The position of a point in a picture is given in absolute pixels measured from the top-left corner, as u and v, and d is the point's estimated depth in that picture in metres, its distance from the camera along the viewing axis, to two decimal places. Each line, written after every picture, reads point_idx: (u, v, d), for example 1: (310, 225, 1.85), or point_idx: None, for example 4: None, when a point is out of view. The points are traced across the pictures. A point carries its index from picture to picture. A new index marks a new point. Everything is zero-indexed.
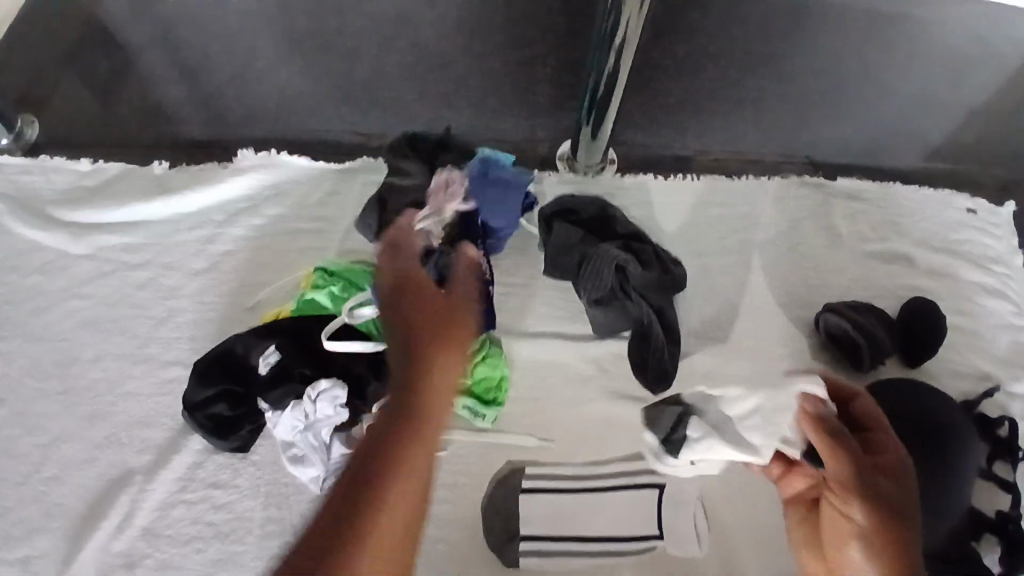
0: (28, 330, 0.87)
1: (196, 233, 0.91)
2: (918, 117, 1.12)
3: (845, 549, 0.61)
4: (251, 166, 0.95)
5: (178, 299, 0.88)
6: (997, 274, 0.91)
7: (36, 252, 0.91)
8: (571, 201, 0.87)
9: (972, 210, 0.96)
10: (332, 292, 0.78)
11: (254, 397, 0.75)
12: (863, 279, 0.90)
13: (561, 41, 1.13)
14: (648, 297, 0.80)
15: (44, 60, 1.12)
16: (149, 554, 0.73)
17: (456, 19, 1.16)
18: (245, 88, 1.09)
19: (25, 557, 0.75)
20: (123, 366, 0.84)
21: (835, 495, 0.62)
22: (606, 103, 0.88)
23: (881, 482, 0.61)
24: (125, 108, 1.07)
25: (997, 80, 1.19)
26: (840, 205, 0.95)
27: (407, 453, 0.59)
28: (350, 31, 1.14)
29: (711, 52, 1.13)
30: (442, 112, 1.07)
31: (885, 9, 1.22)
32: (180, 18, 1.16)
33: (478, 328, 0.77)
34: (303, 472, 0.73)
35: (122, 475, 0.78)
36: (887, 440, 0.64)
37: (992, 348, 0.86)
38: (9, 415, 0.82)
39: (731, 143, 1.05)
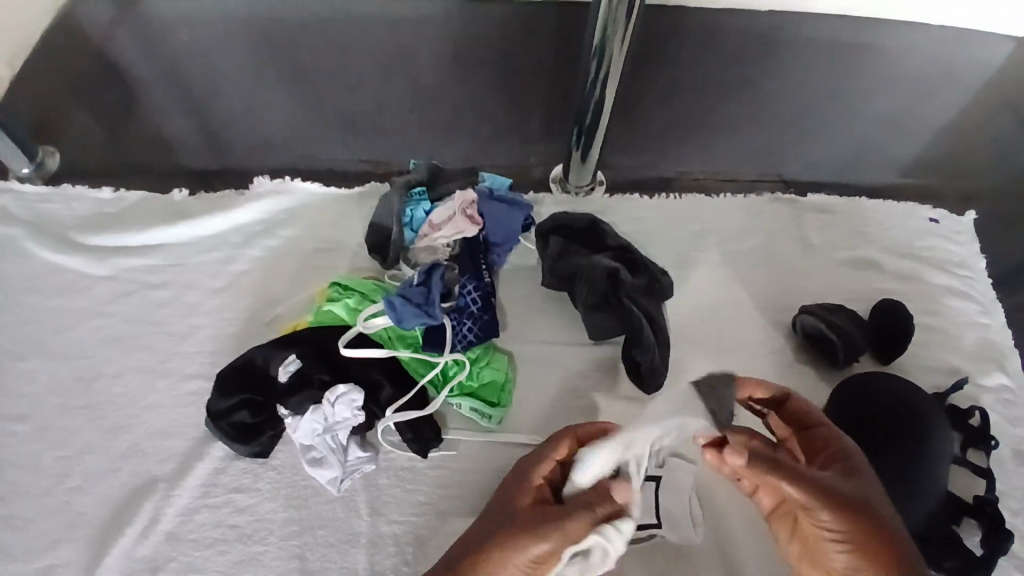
0: (52, 348, 0.91)
1: (214, 255, 0.97)
2: (881, 136, 1.22)
3: (832, 552, 0.62)
4: (267, 192, 1.02)
5: (198, 316, 0.93)
6: (961, 277, 0.99)
7: (59, 275, 0.96)
8: (565, 217, 0.94)
9: (935, 219, 1.04)
10: (348, 304, 0.85)
11: (274, 404, 0.81)
12: (836, 284, 0.98)
13: (552, 75, 1.23)
14: (639, 303, 0.87)
15: (60, 98, 1.19)
16: (173, 558, 0.77)
17: (454, 55, 1.25)
18: (257, 121, 1.17)
19: (49, 565, 0.78)
20: (146, 380, 0.88)
21: (803, 514, 0.62)
22: (595, 128, 0.97)
23: (827, 484, 0.62)
24: (140, 141, 1.14)
25: (954, 102, 1.29)
26: (813, 218, 1.04)
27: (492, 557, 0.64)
28: (356, 68, 1.23)
29: (689, 82, 1.23)
30: (443, 140, 1.15)
31: (848, 40, 1.34)
32: (192, 56, 1.25)
33: (483, 333, 0.86)
34: (321, 474, 0.79)
35: (145, 483, 0.82)
36: (824, 436, 0.68)
37: (960, 344, 0.93)
38: (33, 430, 0.86)
39: (710, 164, 1.14)
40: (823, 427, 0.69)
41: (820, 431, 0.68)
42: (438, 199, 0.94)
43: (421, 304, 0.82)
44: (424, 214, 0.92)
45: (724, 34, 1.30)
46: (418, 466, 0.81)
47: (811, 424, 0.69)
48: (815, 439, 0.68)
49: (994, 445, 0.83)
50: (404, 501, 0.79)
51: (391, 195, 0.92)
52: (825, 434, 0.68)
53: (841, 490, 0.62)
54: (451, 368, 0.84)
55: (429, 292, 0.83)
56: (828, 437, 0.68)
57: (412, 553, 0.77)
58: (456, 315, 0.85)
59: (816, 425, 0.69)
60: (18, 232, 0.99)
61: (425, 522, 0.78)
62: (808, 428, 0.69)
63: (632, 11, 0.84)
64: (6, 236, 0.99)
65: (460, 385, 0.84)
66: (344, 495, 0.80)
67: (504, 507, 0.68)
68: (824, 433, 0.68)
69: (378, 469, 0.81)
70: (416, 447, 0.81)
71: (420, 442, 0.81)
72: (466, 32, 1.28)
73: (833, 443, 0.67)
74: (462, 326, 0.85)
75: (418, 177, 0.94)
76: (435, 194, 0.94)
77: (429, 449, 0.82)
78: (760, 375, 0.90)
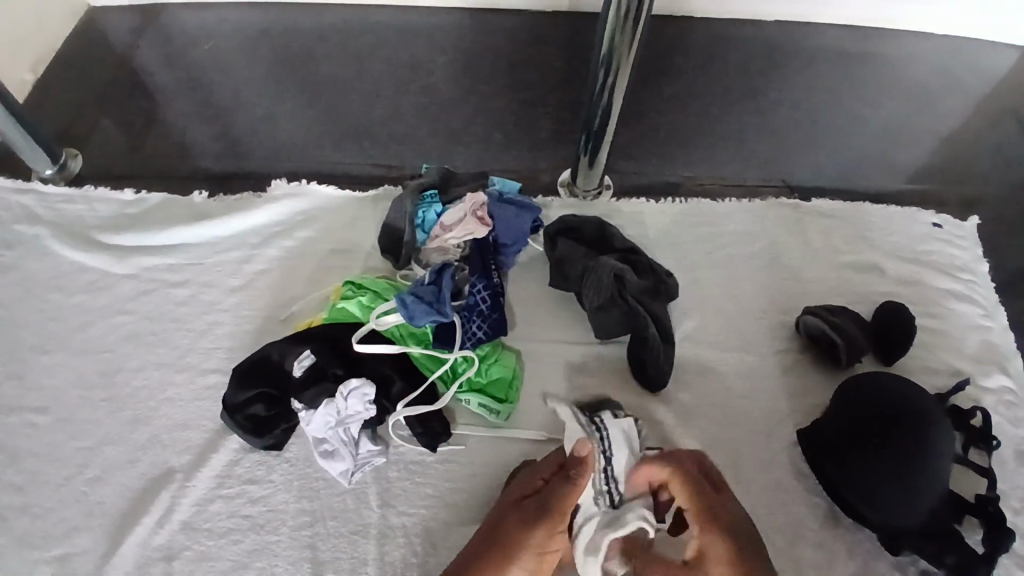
0: (73, 343, 0.94)
1: (233, 254, 1.00)
2: (885, 143, 1.24)
3: None
4: (283, 195, 1.05)
5: (216, 314, 0.96)
6: (964, 281, 1.00)
7: (82, 273, 0.99)
8: (573, 220, 0.97)
9: (938, 224, 1.06)
10: (361, 302, 0.87)
11: (289, 398, 0.84)
12: (839, 288, 1.00)
13: (561, 83, 1.26)
14: (644, 303, 0.89)
15: (82, 104, 1.23)
16: (188, 546, 0.80)
17: (465, 65, 1.29)
18: (273, 126, 1.20)
19: (66, 554, 0.80)
20: (164, 374, 0.91)
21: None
22: (602, 134, 0.99)
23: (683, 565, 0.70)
24: (159, 146, 1.18)
25: (959, 108, 1.31)
26: (817, 222, 1.05)
27: (495, 557, 0.69)
28: (370, 77, 1.27)
29: (695, 91, 1.26)
30: (454, 146, 1.18)
31: (852, 50, 1.36)
32: (211, 65, 1.29)
33: (492, 332, 0.88)
34: (333, 466, 0.82)
35: (163, 473, 0.85)
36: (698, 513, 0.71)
37: (963, 347, 0.95)
38: (53, 422, 0.89)
39: (716, 170, 1.16)
40: (704, 500, 0.71)
41: (692, 501, 0.71)
42: (449, 201, 0.96)
43: (432, 302, 0.85)
44: (436, 216, 0.95)
45: (729, 46, 1.33)
46: (428, 460, 0.84)
47: (684, 496, 0.72)
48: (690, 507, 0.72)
49: (995, 445, 0.85)
50: (413, 493, 0.82)
51: (404, 196, 0.95)
52: (700, 501, 0.71)
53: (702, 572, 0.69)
54: (459, 364, 0.86)
55: (439, 290, 0.86)
56: (702, 507, 0.71)
57: (420, 544, 0.79)
58: (465, 314, 0.87)
59: (686, 498, 0.72)
60: (42, 232, 1.03)
61: (433, 514, 0.81)
62: (686, 500, 0.72)
63: (636, 24, 0.85)
64: (31, 236, 1.02)
65: (469, 381, 0.86)
66: (355, 487, 0.83)
67: (500, 509, 0.74)
68: (698, 500, 0.71)
69: (388, 462, 0.84)
70: (426, 441, 0.83)
71: (430, 436, 0.83)
72: (477, 43, 1.32)
73: (705, 510, 0.70)
74: (472, 325, 0.87)
75: (430, 180, 0.97)
76: (447, 197, 0.96)
77: (438, 443, 0.84)
78: (763, 375, 0.92)
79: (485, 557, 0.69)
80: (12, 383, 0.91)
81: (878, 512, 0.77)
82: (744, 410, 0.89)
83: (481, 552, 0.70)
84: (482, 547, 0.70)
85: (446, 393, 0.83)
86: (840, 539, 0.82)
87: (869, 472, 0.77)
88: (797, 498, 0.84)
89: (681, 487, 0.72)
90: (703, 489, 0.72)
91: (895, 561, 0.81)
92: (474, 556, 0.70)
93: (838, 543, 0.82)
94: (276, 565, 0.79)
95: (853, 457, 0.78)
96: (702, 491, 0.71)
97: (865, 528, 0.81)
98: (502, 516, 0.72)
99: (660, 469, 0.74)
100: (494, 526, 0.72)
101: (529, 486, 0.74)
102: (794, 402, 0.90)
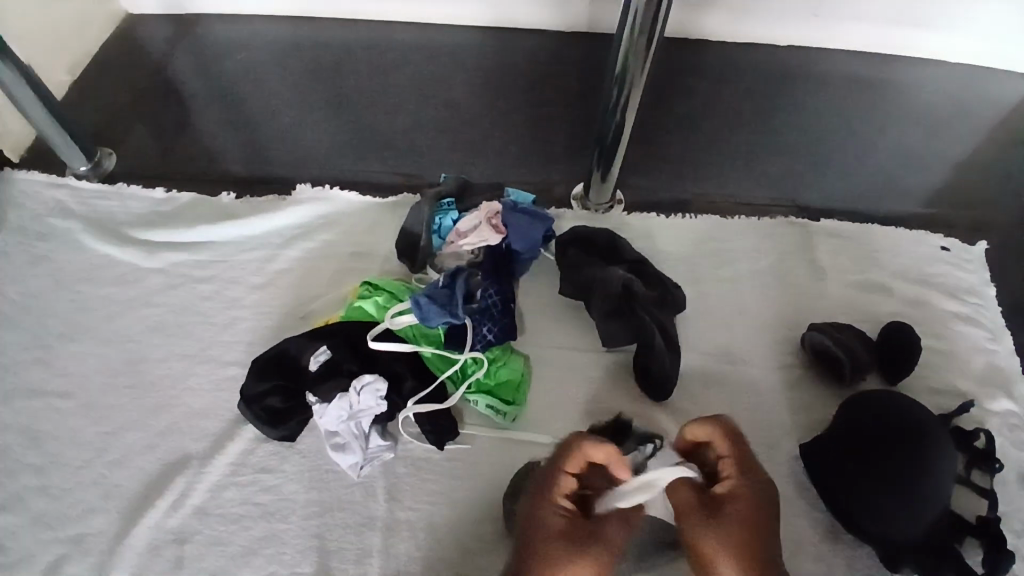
0: (101, 332, 0.98)
1: (258, 253, 1.04)
2: (894, 167, 1.26)
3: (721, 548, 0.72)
4: (307, 199, 1.10)
5: (238, 309, 1.00)
6: (971, 304, 1.01)
7: (112, 266, 1.04)
8: (585, 230, 0.99)
9: (946, 248, 1.07)
10: (377, 302, 0.91)
11: (304, 391, 0.87)
12: (846, 306, 1.01)
13: (577, 100, 1.30)
14: (651, 314, 0.91)
15: (117, 108, 1.29)
16: (200, 531, 0.83)
17: (485, 80, 1.34)
18: (298, 134, 1.25)
19: (80, 533, 0.83)
20: (186, 364, 0.95)
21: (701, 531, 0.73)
22: (614, 152, 1.03)
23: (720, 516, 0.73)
24: (189, 150, 1.23)
25: (969, 135, 1.32)
26: (825, 240, 1.07)
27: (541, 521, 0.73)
28: (393, 90, 1.32)
29: (707, 111, 1.29)
30: (472, 157, 1.22)
31: (864, 76, 1.39)
32: (242, 74, 1.35)
33: (501, 335, 0.90)
34: (344, 459, 0.85)
35: (180, 459, 0.88)
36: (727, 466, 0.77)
37: (968, 368, 0.95)
38: (75, 407, 0.92)
39: (727, 188, 1.19)
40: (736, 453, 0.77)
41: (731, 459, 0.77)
42: (465, 209, 1.00)
43: (445, 304, 0.88)
44: (452, 222, 0.98)
45: (742, 69, 1.37)
46: (436, 457, 0.87)
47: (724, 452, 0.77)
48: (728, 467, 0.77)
49: (999, 467, 0.85)
50: (420, 489, 0.85)
51: (422, 203, 0.99)
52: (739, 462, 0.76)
53: (729, 517, 0.73)
54: (469, 366, 0.89)
55: (453, 293, 0.89)
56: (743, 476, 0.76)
57: (425, 537, 0.82)
58: (477, 317, 0.90)
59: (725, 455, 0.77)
60: (75, 225, 1.08)
61: (439, 509, 0.84)
62: (723, 455, 0.77)
63: (648, 49, 0.89)
64: (64, 228, 1.07)
65: (477, 382, 0.89)
66: (364, 480, 0.86)
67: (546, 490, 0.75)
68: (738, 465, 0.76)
69: (397, 457, 0.87)
70: (434, 438, 0.86)
71: (438, 434, 0.86)
72: (497, 60, 1.37)
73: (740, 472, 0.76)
74: (483, 327, 0.89)
75: (447, 189, 1.01)
76: (463, 205, 1.00)
77: (446, 442, 0.87)
78: (767, 389, 0.93)
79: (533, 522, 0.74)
80: (38, 368, 0.95)
81: (880, 525, 0.78)
82: (748, 423, 0.91)
83: (530, 523, 0.74)
84: (530, 522, 0.74)
85: (456, 390, 0.86)
86: (839, 553, 0.82)
87: (869, 488, 0.78)
88: (798, 511, 0.85)
89: (725, 447, 0.77)
90: (740, 454, 0.77)
91: None
92: (528, 523, 0.74)
93: (838, 557, 0.82)
94: (285, 553, 0.81)
95: (851, 472, 0.79)
96: (744, 456, 0.77)
97: (865, 544, 0.82)
98: (544, 492, 0.75)
99: (711, 428, 0.77)
100: (538, 502, 0.75)
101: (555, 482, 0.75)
102: (797, 417, 0.91)
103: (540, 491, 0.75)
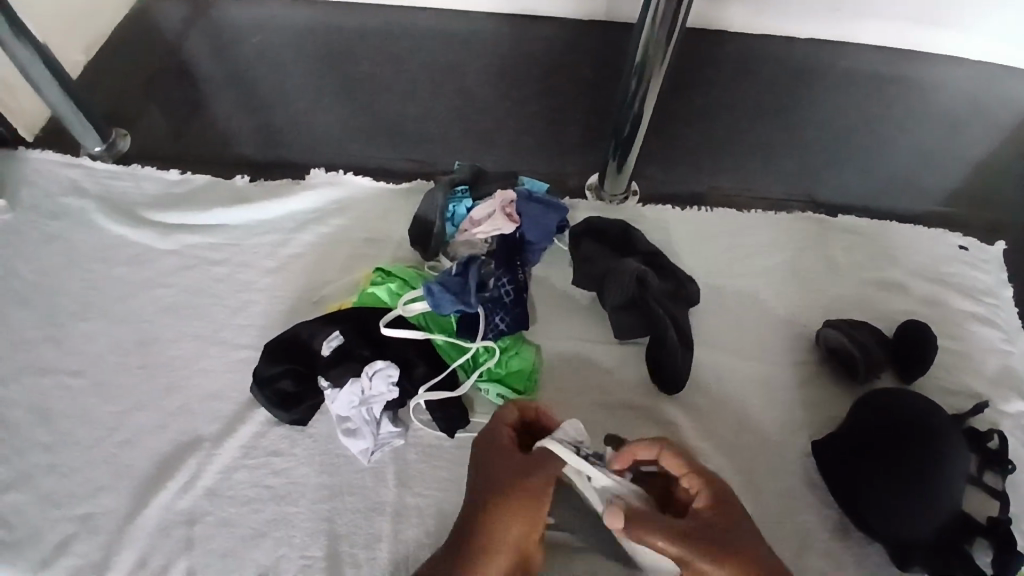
0: (114, 312, 0.99)
1: (271, 237, 1.04)
2: (912, 165, 1.24)
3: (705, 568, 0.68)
4: (321, 184, 1.09)
5: (251, 292, 1.00)
6: (987, 305, 1.00)
7: (126, 247, 1.04)
8: (599, 223, 0.99)
9: (963, 247, 1.05)
10: (389, 289, 0.91)
11: (316, 376, 0.87)
12: (862, 304, 1.00)
13: (593, 91, 1.29)
14: (665, 307, 0.90)
15: (130, 89, 1.29)
16: (210, 512, 0.84)
17: (500, 68, 1.32)
18: (312, 119, 1.25)
19: (91, 512, 0.84)
20: (199, 346, 0.95)
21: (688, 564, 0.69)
22: (630, 143, 1.01)
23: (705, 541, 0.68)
24: (203, 132, 1.23)
25: (988, 134, 1.31)
26: (841, 237, 1.06)
27: (486, 489, 0.73)
28: (407, 76, 1.31)
29: (725, 104, 1.28)
30: (486, 146, 1.22)
31: (885, 72, 1.37)
32: (256, 57, 1.34)
33: (513, 324, 0.90)
34: (354, 444, 0.85)
35: (191, 440, 0.88)
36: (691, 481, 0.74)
37: (983, 369, 0.94)
38: (88, 386, 0.93)
39: (743, 182, 1.18)
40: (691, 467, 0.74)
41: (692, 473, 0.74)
42: (479, 198, 1.00)
43: (457, 292, 0.87)
44: (465, 211, 0.98)
45: (762, 62, 1.35)
46: (445, 444, 0.87)
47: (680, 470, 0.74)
48: (689, 481, 0.74)
49: (1010, 469, 0.84)
50: (429, 476, 0.85)
51: (436, 190, 0.98)
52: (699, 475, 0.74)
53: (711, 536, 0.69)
54: (481, 354, 0.89)
55: (466, 282, 0.88)
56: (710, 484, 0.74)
57: (433, 524, 0.83)
58: (489, 306, 0.90)
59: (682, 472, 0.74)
60: (89, 205, 1.08)
61: (447, 496, 0.84)
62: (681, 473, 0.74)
63: (669, 39, 0.87)
64: (78, 208, 1.08)
65: (489, 370, 0.89)
66: (373, 466, 0.86)
67: (487, 452, 0.75)
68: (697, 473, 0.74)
69: (407, 443, 0.87)
70: (444, 426, 0.86)
71: (449, 422, 0.86)
72: (513, 48, 1.36)
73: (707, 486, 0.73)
74: (495, 316, 0.89)
75: (461, 177, 1.01)
76: (477, 194, 1.00)
77: (457, 430, 0.87)
78: (780, 385, 0.93)
79: (479, 490, 0.73)
80: (52, 346, 0.96)
81: (890, 524, 0.78)
82: (759, 418, 0.90)
83: (478, 491, 0.73)
84: (478, 492, 0.73)
85: (468, 376, 0.86)
86: (847, 551, 0.82)
87: (878, 487, 0.78)
88: (807, 508, 0.85)
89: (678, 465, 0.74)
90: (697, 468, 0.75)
91: None
92: (476, 490, 0.74)
93: (846, 555, 0.82)
94: (294, 536, 0.82)
95: (861, 471, 0.79)
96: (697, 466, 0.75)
97: (874, 542, 0.82)
98: (487, 454, 0.75)
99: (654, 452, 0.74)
100: (481, 468, 0.75)
101: (497, 444, 0.75)
102: (808, 413, 0.91)
103: (482, 454, 0.76)
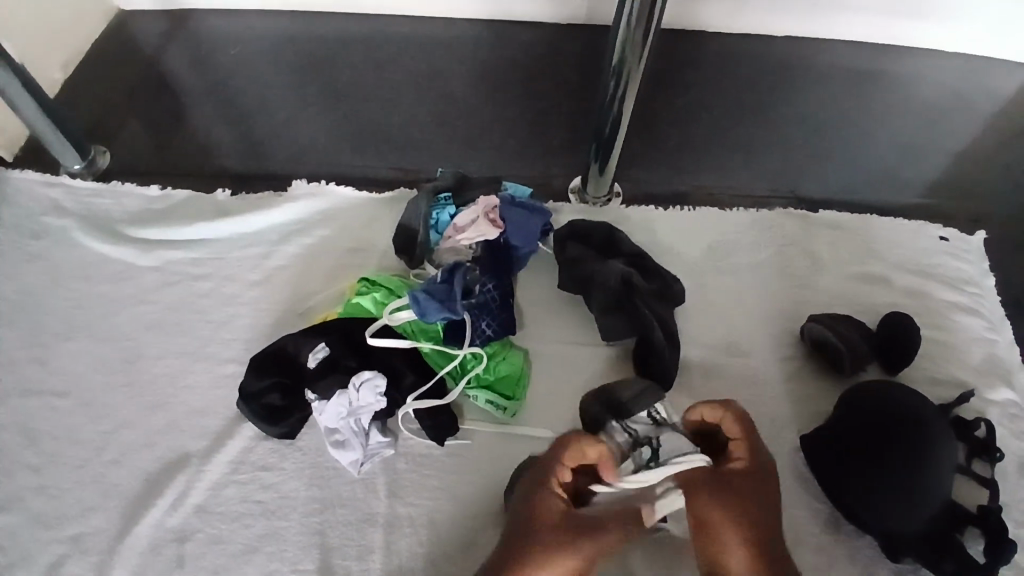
0: (98, 330, 0.98)
1: (255, 250, 1.04)
2: (892, 158, 1.25)
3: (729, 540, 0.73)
4: (304, 195, 1.09)
5: (236, 306, 0.99)
6: (970, 294, 1.01)
7: (109, 264, 1.03)
8: (583, 225, 0.99)
9: (944, 238, 1.07)
10: (375, 298, 0.90)
11: (303, 388, 0.87)
12: (846, 298, 1.01)
13: (574, 94, 1.30)
14: (651, 308, 0.90)
15: (109, 105, 1.28)
16: (201, 529, 0.83)
17: (482, 74, 1.33)
18: (294, 130, 1.24)
19: (79, 534, 0.83)
20: (184, 362, 0.95)
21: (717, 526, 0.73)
22: (611, 144, 1.02)
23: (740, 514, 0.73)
24: (184, 146, 1.22)
25: (966, 125, 1.32)
26: (824, 232, 1.07)
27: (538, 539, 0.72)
28: (389, 84, 1.31)
29: (706, 103, 1.29)
30: (469, 151, 1.22)
31: (862, 67, 1.38)
32: (236, 70, 1.34)
33: (500, 329, 0.91)
34: (344, 456, 0.85)
35: (179, 457, 0.88)
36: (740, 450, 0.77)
37: (969, 359, 0.95)
38: (73, 406, 0.92)
39: (725, 180, 1.19)
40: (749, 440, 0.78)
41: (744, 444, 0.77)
42: (463, 204, 0.99)
43: (443, 299, 0.87)
44: (449, 217, 0.98)
45: (741, 60, 1.36)
46: (436, 453, 0.87)
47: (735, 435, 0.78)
48: (739, 449, 0.78)
49: (999, 457, 0.85)
50: (421, 485, 0.85)
51: (419, 198, 0.98)
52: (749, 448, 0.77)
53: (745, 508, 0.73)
54: (469, 361, 0.89)
55: (451, 289, 0.88)
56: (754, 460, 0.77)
57: (426, 534, 0.82)
58: (476, 312, 0.90)
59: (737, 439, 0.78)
60: (70, 224, 1.07)
61: (440, 505, 0.84)
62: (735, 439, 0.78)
63: (645, 41, 0.88)
64: (59, 227, 1.07)
65: (477, 377, 0.89)
66: (364, 477, 0.85)
67: (542, 498, 0.74)
68: (753, 447, 0.77)
69: (397, 453, 0.87)
70: (434, 434, 0.86)
71: (438, 430, 0.86)
72: (494, 53, 1.36)
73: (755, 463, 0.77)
74: (482, 323, 0.90)
75: (445, 183, 1.00)
76: (461, 200, 0.99)
77: (447, 437, 0.87)
78: (768, 381, 0.93)
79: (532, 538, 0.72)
80: (35, 366, 0.95)
81: (882, 517, 0.78)
82: (748, 415, 0.91)
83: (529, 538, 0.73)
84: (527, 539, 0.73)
85: (459, 383, 0.86)
86: (841, 545, 0.83)
87: (868, 481, 0.78)
88: (799, 503, 0.85)
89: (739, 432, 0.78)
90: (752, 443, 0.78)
91: (895, 568, 0.81)
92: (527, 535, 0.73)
93: (840, 549, 0.82)
94: (286, 550, 0.81)
95: (850, 465, 0.79)
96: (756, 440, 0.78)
97: (866, 535, 0.82)
98: (543, 502, 0.74)
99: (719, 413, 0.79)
100: (534, 513, 0.74)
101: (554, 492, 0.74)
102: (797, 409, 0.91)
103: (539, 501, 0.74)
